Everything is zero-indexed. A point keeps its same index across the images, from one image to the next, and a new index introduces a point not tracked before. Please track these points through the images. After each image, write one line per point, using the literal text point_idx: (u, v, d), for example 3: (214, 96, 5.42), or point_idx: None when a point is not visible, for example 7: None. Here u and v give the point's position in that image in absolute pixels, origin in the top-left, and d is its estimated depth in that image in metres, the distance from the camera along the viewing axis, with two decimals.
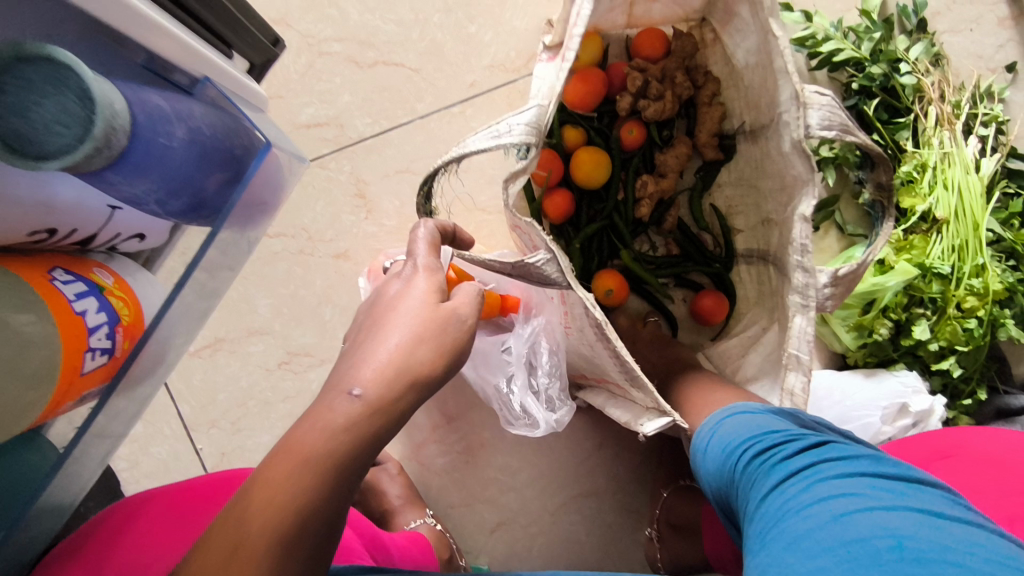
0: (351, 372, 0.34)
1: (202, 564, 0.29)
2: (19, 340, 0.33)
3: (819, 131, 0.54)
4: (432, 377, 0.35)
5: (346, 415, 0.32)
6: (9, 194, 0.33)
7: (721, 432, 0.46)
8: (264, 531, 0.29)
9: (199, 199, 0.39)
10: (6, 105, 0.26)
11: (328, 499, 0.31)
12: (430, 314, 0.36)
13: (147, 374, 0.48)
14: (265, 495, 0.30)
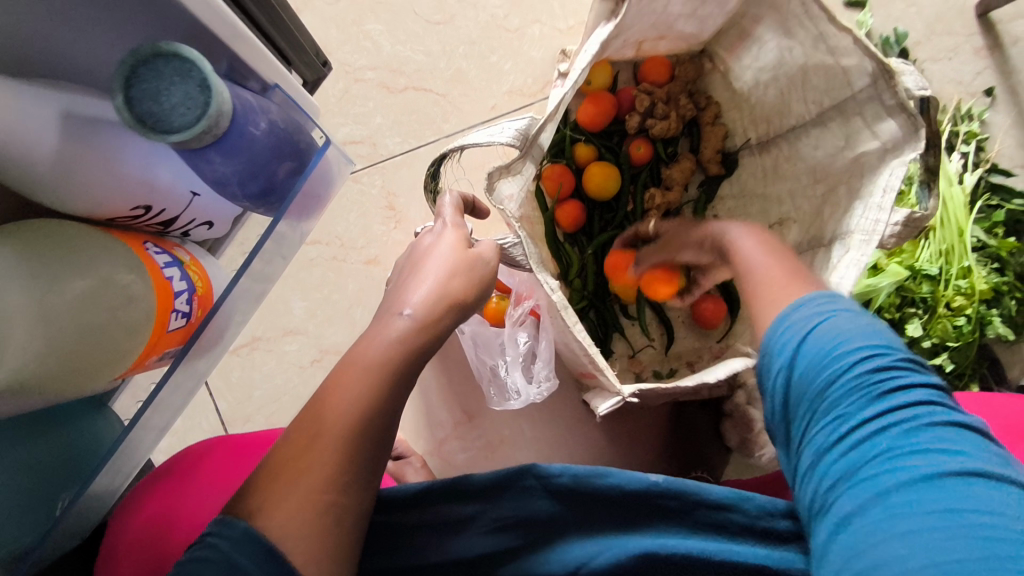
0: (400, 298, 0.41)
1: (287, 452, 0.36)
2: (125, 294, 0.39)
3: (919, 93, 0.59)
4: (467, 301, 0.43)
5: (400, 329, 0.39)
6: (118, 175, 0.39)
7: (811, 326, 0.43)
8: (335, 429, 0.36)
9: (270, 184, 0.45)
10: (143, 91, 0.33)
11: (382, 408, 0.38)
12: (461, 256, 0.44)
13: (209, 348, 0.54)
14: (337, 394, 0.37)
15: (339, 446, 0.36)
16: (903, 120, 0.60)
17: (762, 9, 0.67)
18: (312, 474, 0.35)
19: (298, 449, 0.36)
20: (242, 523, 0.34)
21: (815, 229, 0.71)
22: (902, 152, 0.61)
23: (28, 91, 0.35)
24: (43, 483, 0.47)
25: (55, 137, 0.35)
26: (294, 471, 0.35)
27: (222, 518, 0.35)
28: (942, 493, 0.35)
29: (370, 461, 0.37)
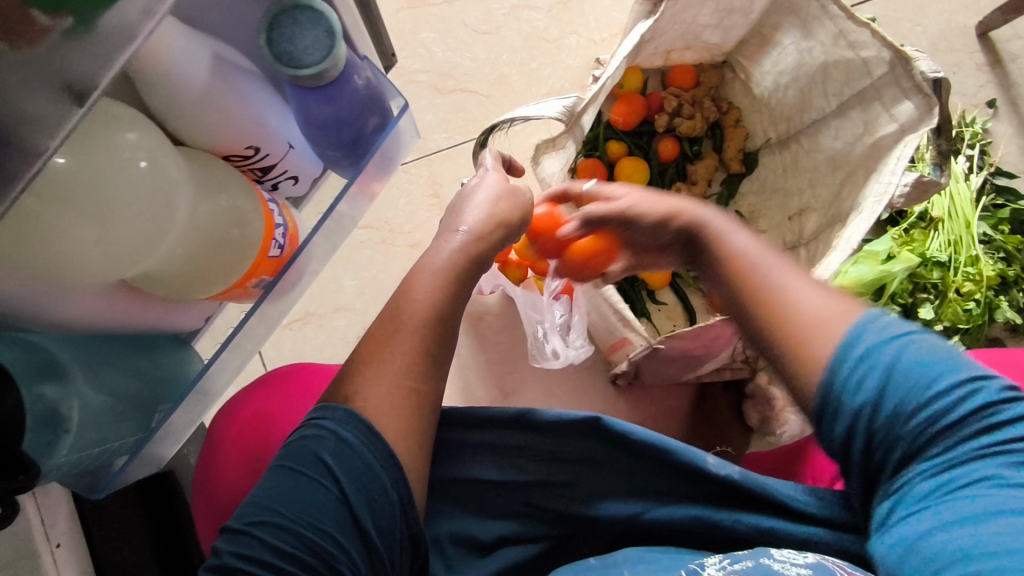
0: (456, 220, 0.55)
1: (375, 333, 0.49)
2: (242, 215, 0.46)
3: (933, 74, 0.65)
4: (512, 220, 0.56)
5: (461, 241, 0.53)
6: (236, 112, 0.45)
7: (906, 351, 0.41)
8: (411, 320, 0.49)
9: (359, 135, 0.52)
10: (283, 34, 0.41)
11: (448, 300, 0.51)
12: (504, 187, 0.57)
13: (288, 290, 0.60)
14: (412, 291, 0.50)
15: (415, 334, 0.48)
16: (919, 100, 0.66)
17: (782, 15, 0.76)
18: (396, 356, 0.48)
19: (383, 338, 0.48)
20: (342, 408, 0.45)
21: (834, 209, 0.78)
22: (915, 129, 0.67)
23: (189, 32, 0.42)
24: (144, 398, 0.52)
25: (205, 73, 0.43)
26: (382, 355, 0.48)
27: (323, 406, 0.47)
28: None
29: (444, 341, 0.50)
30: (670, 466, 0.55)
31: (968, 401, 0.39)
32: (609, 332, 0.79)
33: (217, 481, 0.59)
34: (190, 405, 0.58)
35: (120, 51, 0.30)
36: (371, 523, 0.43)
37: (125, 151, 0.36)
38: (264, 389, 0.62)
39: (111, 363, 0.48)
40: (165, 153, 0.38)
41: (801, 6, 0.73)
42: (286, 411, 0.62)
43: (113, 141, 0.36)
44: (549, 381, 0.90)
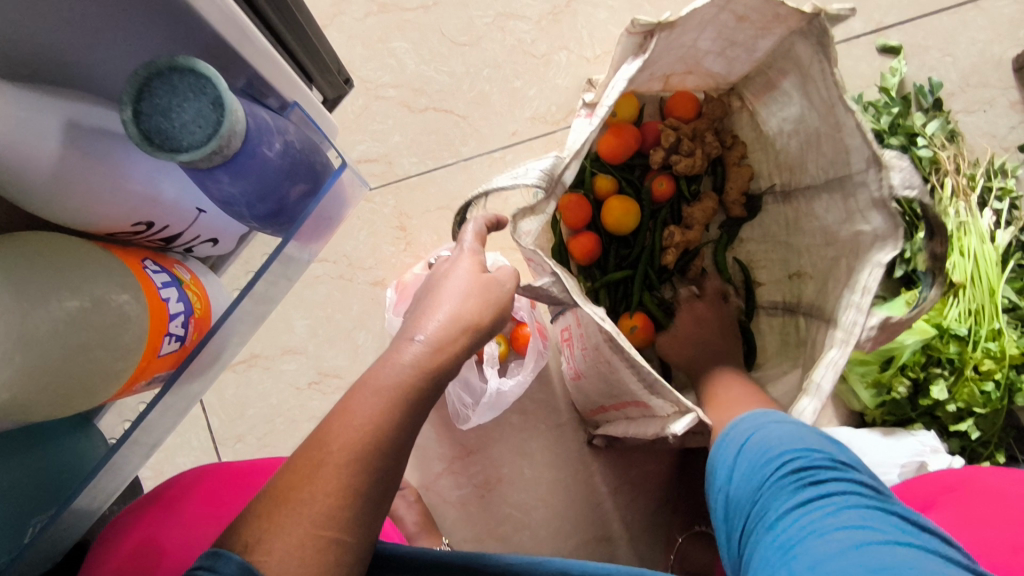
0: (414, 324, 0.45)
1: (291, 478, 0.39)
2: (118, 316, 0.37)
3: (903, 191, 0.57)
4: (481, 323, 0.46)
5: (414, 355, 0.43)
6: (104, 194, 0.36)
7: (758, 432, 0.48)
8: (341, 454, 0.39)
9: (280, 206, 0.43)
10: (156, 105, 0.31)
11: (393, 425, 0.41)
12: (476, 281, 0.48)
13: (205, 369, 0.51)
14: (343, 418, 0.40)
15: (344, 470, 0.39)
16: (887, 215, 0.59)
17: (787, 63, 0.64)
18: (319, 499, 0.38)
19: (307, 472, 0.39)
20: (238, 557, 0.36)
21: (819, 297, 0.69)
22: (888, 246, 0.60)
23: (33, 96, 0.32)
24: (19, 511, 0.44)
25: (59, 147, 0.33)
26: (301, 496, 0.38)
27: (215, 551, 0.37)
28: (866, 537, 0.37)
29: (385, 470, 0.40)
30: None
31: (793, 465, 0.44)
32: (610, 396, 0.66)
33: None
34: (85, 505, 0.49)
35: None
36: None
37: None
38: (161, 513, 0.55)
39: None
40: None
41: (804, 58, 0.61)
42: (179, 541, 0.53)
43: None
44: (520, 439, 0.82)
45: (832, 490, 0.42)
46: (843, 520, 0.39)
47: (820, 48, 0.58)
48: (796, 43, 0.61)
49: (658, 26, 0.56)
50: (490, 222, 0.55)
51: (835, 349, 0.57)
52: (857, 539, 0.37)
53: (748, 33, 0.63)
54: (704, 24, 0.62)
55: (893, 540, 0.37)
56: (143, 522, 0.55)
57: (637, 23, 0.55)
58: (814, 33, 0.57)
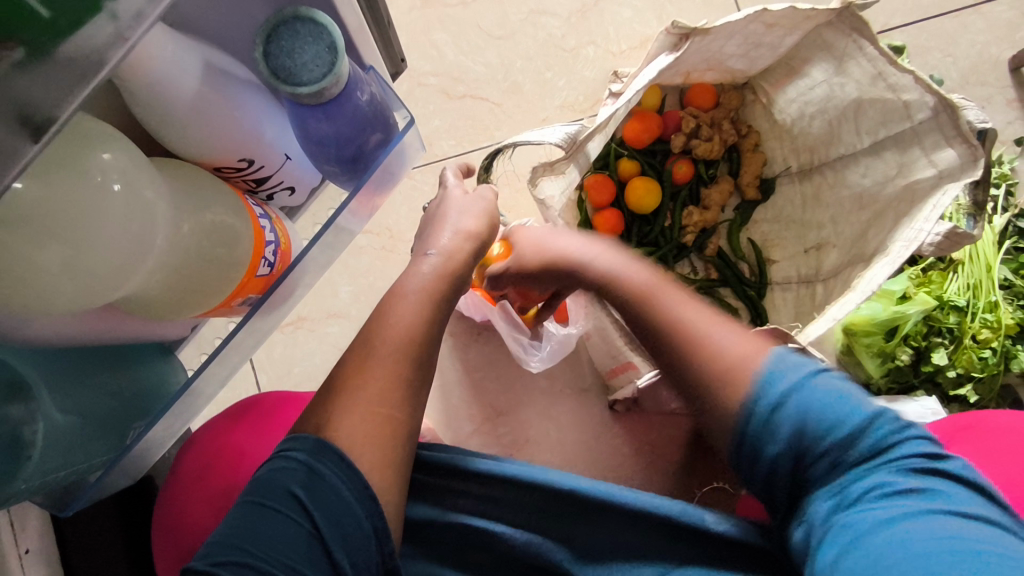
0: (427, 241, 0.51)
1: (344, 373, 0.45)
2: (230, 233, 0.43)
3: (980, 126, 0.62)
4: (480, 230, 0.52)
5: (429, 266, 0.49)
6: (224, 129, 0.42)
7: (807, 381, 0.45)
8: (384, 347, 0.45)
9: (360, 151, 0.49)
10: (283, 47, 0.38)
11: (427, 326, 0.47)
12: (469, 200, 0.54)
13: (280, 303, 0.57)
14: (380, 323, 0.46)
15: (389, 360, 0.45)
16: (963, 150, 0.63)
17: (814, 50, 0.72)
18: (371, 382, 0.44)
19: (356, 364, 0.45)
20: (313, 436, 0.42)
21: (857, 249, 0.75)
22: (956, 178, 0.63)
23: (178, 40, 0.39)
24: (119, 415, 0.50)
25: (196, 84, 0.40)
26: (354, 385, 0.44)
27: (292, 437, 0.43)
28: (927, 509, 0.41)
29: (421, 360, 0.46)
30: (635, 519, 0.54)
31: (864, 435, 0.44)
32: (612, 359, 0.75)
33: (182, 526, 0.57)
34: (169, 420, 0.55)
35: (90, 78, 0.27)
36: (342, 554, 0.39)
37: (96, 175, 0.32)
38: (232, 423, 0.62)
39: (77, 374, 0.44)
40: (141, 175, 0.35)
41: (835, 43, 0.68)
42: (258, 445, 0.60)
43: (82, 164, 0.32)
44: (544, 403, 0.87)
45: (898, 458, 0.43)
46: (891, 484, 0.42)
47: (856, 35, 0.65)
48: (824, 32, 0.69)
49: (693, 30, 0.62)
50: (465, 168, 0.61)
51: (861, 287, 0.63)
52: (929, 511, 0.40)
53: (776, 35, 0.69)
54: (731, 35, 0.68)
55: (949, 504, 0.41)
56: (217, 429, 0.61)
57: (678, 25, 0.61)
58: (848, 21, 0.65)
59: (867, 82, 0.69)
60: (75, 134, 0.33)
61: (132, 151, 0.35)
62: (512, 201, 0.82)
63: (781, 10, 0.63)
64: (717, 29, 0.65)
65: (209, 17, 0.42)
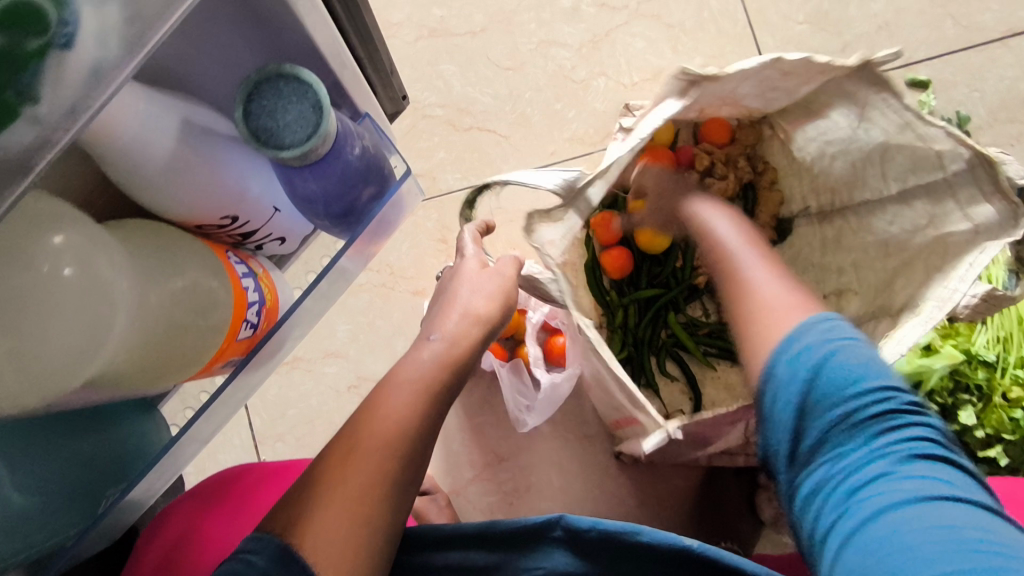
0: (431, 326, 0.47)
1: (326, 459, 0.40)
2: (210, 298, 0.40)
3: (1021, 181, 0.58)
4: (489, 313, 0.48)
5: (431, 353, 0.45)
6: (203, 188, 0.39)
7: (840, 355, 0.43)
8: (370, 444, 0.40)
9: (352, 206, 0.46)
10: (264, 109, 0.35)
11: (429, 411, 0.43)
12: (483, 275, 0.49)
13: (269, 358, 0.54)
14: (375, 411, 0.41)
15: (374, 460, 0.39)
16: (1003, 206, 0.59)
17: (835, 96, 0.65)
18: (350, 484, 0.39)
19: (337, 462, 0.39)
20: (278, 538, 0.37)
21: (881, 299, 0.72)
22: (996, 237, 0.60)
23: (150, 96, 0.36)
24: (92, 483, 0.46)
25: (170, 142, 0.37)
26: (335, 480, 0.39)
27: (257, 535, 0.38)
28: (919, 484, 0.37)
29: (411, 457, 0.41)
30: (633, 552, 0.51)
31: (873, 406, 0.40)
32: (616, 410, 0.71)
33: None
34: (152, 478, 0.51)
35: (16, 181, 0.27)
36: None
37: (43, 265, 0.31)
38: (202, 507, 0.57)
39: (46, 448, 0.42)
40: (100, 254, 0.33)
41: (856, 93, 0.63)
42: (222, 532, 0.55)
43: (30, 250, 0.31)
44: (548, 449, 0.83)
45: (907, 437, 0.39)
46: (906, 469, 0.38)
47: (879, 89, 0.61)
48: (844, 82, 0.63)
49: (701, 77, 0.58)
50: (483, 225, 0.57)
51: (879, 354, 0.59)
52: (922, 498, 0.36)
53: (790, 83, 0.65)
54: (747, 79, 0.64)
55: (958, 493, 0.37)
56: (187, 510, 0.57)
57: (685, 72, 0.57)
58: (868, 77, 0.60)
59: (893, 128, 0.65)
60: (33, 214, 0.32)
61: (88, 232, 0.33)
62: (518, 236, 0.82)
63: (797, 60, 0.60)
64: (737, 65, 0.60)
65: (183, 64, 0.38)
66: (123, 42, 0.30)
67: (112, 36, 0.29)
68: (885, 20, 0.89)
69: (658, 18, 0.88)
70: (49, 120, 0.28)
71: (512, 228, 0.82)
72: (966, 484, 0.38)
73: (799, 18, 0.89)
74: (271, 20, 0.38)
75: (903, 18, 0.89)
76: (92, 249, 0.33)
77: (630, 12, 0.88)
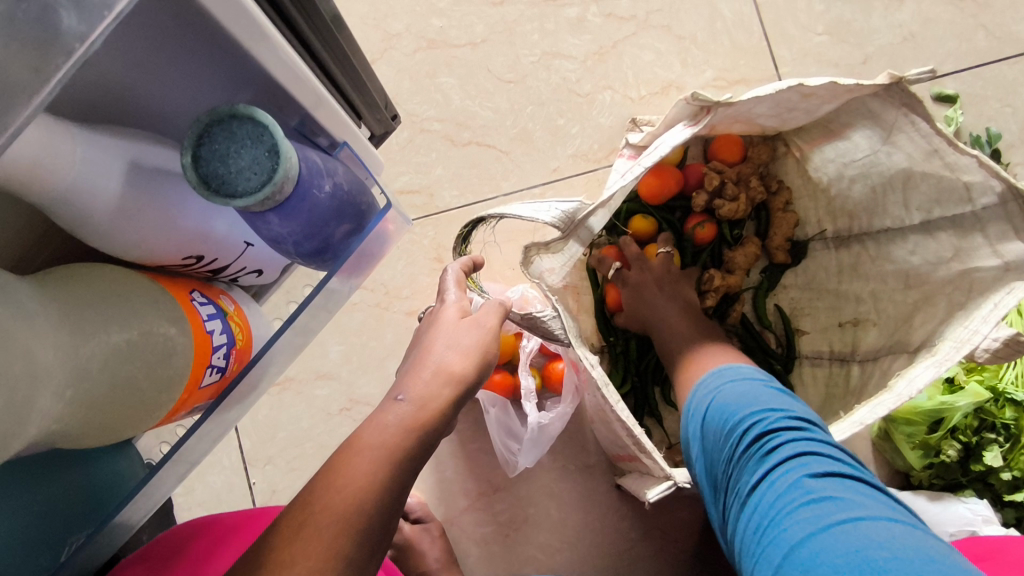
0: (399, 385, 0.45)
1: (285, 523, 0.37)
2: (165, 347, 0.37)
3: None
4: (464, 373, 0.45)
5: (396, 415, 0.42)
6: (156, 230, 0.37)
7: (722, 397, 0.52)
8: (325, 514, 0.37)
9: (326, 245, 0.43)
10: (215, 153, 0.33)
11: (398, 467, 0.40)
12: (460, 325, 0.48)
13: (244, 397, 0.51)
14: (339, 472, 0.39)
15: (328, 532, 0.36)
16: None
17: (854, 117, 0.62)
18: (300, 561, 0.35)
19: (289, 534, 0.36)
20: None
21: (899, 334, 0.67)
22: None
23: (90, 136, 0.33)
24: (48, 529, 0.43)
25: (114, 184, 0.34)
26: (285, 554, 0.35)
27: None
28: (811, 505, 0.42)
29: (373, 527, 0.38)
30: None
31: (753, 433, 0.47)
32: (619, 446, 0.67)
33: None
34: (132, 520, 0.48)
35: None
36: None
37: None
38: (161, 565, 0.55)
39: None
40: (15, 323, 0.30)
41: (882, 114, 0.59)
42: None
43: None
44: (546, 478, 0.80)
45: (790, 456, 0.45)
46: (797, 491, 0.43)
47: (906, 109, 0.56)
48: (869, 101, 0.59)
49: (717, 104, 0.55)
50: (472, 263, 0.56)
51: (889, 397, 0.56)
52: (828, 516, 0.41)
53: (812, 103, 0.61)
54: (762, 100, 0.60)
55: (848, 506, 0.41)
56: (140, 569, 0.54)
57: (697, 97, 0.54)
58: (896, 96, 0.56)
59: (919, 155, 0.61)
60: None
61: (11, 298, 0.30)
62: (517, 257, 0.79)
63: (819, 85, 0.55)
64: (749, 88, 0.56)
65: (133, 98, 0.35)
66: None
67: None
68: (909, 32, 0.84)
69: (669, 28, 0.84)
70: None
71: (510, 248, 0.78)
72: (856, 494, 0.42)
73: (817, 29, 0.85)
74: (229, 55, 0.36)
75: (930, 29, 0.84)
76: (13, 319, 0.30)
77: (638, 22, 0.84)
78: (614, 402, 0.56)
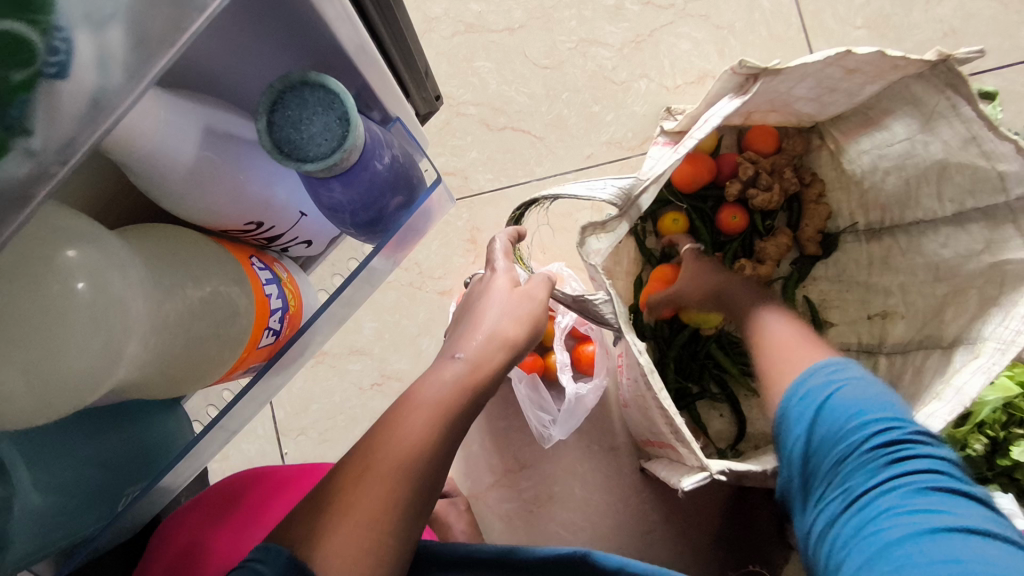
0: (455, 346, 0.46)
1: (342, 474, 0.39)
2: (230, 305, 0.39)
3: None
4: (517, 339, 0.47)
5: (455, 370, 0.44)
6: (224, 195, 0.38)
7: (841, 392, 0.50)
8: (387, 462, 0.39)
9: (380, 215, 0.44)
10: (290, 118, 0.34)
11: (449, 427, 0.42)
12: (512, 297, 0.49)
13: (290, 364, 0.53)
14: (395, 428, 0.40)
15: (388, 482, 0.38)
16: None
17: (895, 102, 0.63)
18: (362, 505, 0.37)
19: (348, 482, 0.38)
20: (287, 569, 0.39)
21: (929, 328, 0.67)
22: None
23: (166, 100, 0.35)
24: (110, 484, 0.45)
25: (192, 150, 0.36)
26: (342, 503, 0.37)
27: (265, 545, 0.36)
28: (927, 519, 0.42)
29: (425, 483, 0.40)
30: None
31: (879, 441, 0.47)
32: (652, 433, 0.67)
33: None
34: (180, 477, 0.50)
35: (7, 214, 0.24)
36: None
37: (61, 277, 0.30)
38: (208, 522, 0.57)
39: (73, 444, 0.42)
40: (113, 270, 0.32)
41: (924, 98, 0.59)
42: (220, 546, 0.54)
43: (50, 266, 0.30)
44: (570, 459, 0.82)
45: (915, 471, 0.45)
46: (919, 504, 0.43)
47: (950, 91, 0.56)
48: (911, 84, 0.60)
49: (763, 71, 0.55)
50: (517, 234, 0.58)
51: (937, 405, 0.55)
52: (934, 527, 0.42)
53: (855, 82, 0.61)
54: (805, 76, 0.60)
55: (967, 524, 0.42)
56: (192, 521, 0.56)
57: (745, 66, 0.54)
58: (942, 75, 0.56)
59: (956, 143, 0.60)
60: (45, 226, 0.31)
61: (110, 247, 0.32)
62: (550, 238, 0.80)
63: (866, 55, 0.55)
64: (790, 70, 0.57)
65: (197, 68, 0.37)
66: (124, 71, 0.26)
67: (113, 64, 0.25)
68: (951, 27, 0.84)
69: (706, 18, 0.85)
70: (41, 156, 0.24)
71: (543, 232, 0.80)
72: (967, 511, 0.43)
73: (856, 22, 0.84)
74: (297, 24, 0.37)
75: (971, 25, 0.84)
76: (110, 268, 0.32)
77: (677, 11, 0.85)
78: (657, 390, 0.54)
